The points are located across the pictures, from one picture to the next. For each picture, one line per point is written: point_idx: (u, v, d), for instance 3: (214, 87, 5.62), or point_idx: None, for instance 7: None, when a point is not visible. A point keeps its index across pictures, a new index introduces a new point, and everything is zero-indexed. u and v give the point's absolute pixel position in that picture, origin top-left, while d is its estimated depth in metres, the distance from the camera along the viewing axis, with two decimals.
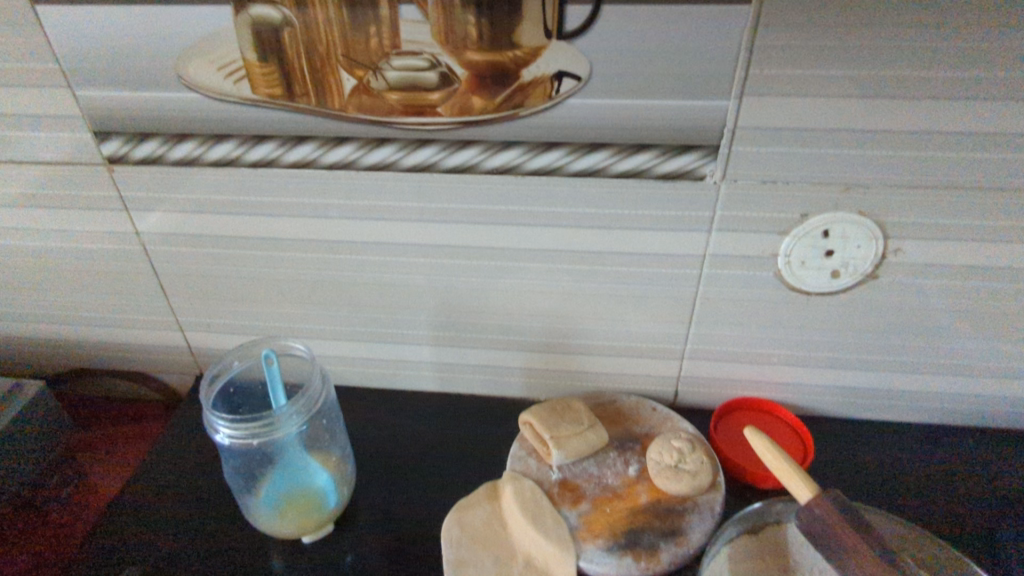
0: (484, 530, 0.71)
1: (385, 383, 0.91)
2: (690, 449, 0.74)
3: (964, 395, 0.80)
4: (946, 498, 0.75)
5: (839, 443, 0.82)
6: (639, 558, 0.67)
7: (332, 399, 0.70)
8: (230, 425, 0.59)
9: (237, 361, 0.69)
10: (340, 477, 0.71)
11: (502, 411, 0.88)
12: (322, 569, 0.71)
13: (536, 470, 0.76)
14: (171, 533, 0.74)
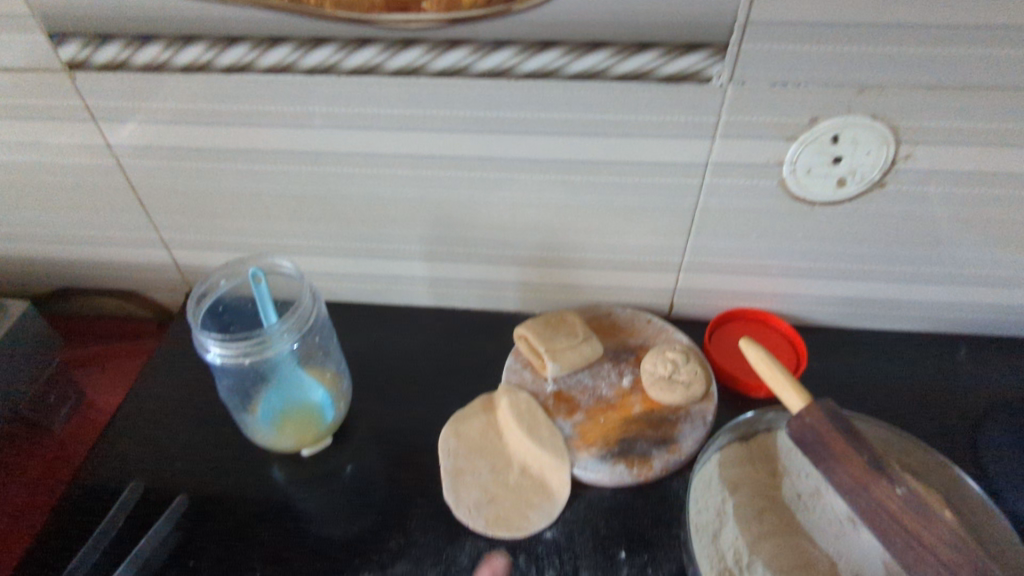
0: (481, 440, 0.73)
1: (378, 298, 0.90)
2: (684, 359, 0.74)
3: (960, 304, 0.79)
4: (933, 404, 0.76)
5: (831, 352, 0.83)
6: (631, 465, 0.69)
7: (325, 317, 0.70)
8: (222, 343, 0.59)
9: (224, 281, 0.67)
10: (337, 393, 0.71)
11: (497, 325, 0.88)
12: (325, 478, 0.73)
13: (532, 383, 0.77)
14: (174, 448, 0.76)
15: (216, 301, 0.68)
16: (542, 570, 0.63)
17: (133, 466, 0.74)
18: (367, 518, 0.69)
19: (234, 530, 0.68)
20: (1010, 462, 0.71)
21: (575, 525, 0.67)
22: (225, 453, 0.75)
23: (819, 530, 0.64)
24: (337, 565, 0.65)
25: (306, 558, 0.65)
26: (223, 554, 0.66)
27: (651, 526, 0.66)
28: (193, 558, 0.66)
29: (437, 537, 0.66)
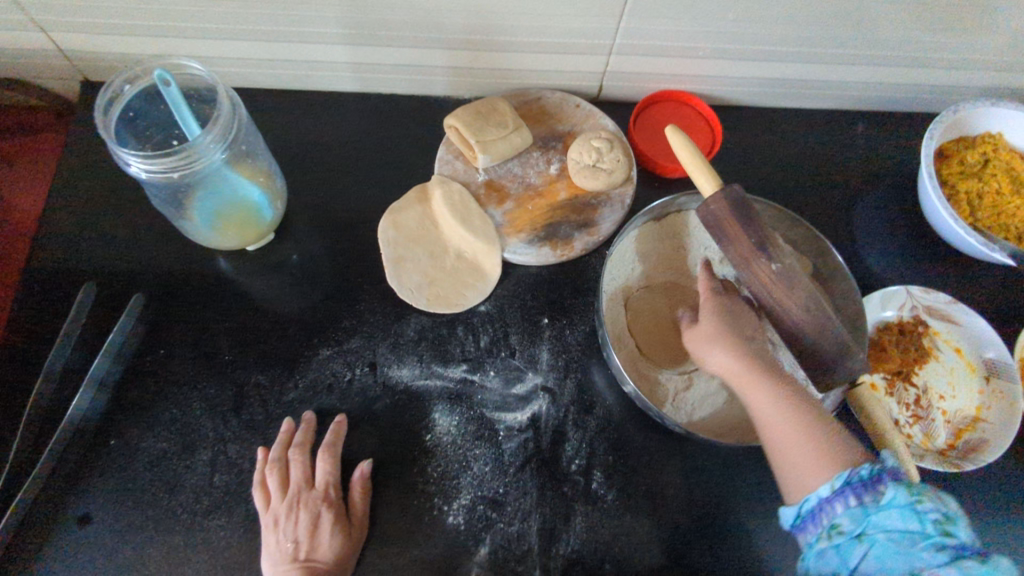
0: (417, 229, 0.78)
1: (297, 84, 0.84)
2: (608, 147, 0.78)
3: (869, 83, 0.83)
4: (824, 180, 0.85)
5: (746, 132, 0.87)
6: (555, 248, 0.77)
7: (247, 118, 0.67)
8: (143, 161, 0.58)
9: (129, 86, 0.62)
10: (273, 193, 0.73)
11: (426, 111, 0.86)
12: (273, 269, 0.78)
13: (464, 174, 0.80)
14: (114, 249, 0.77)
15: (125, 107, 0.64)
16: (478, 336, 0.74)
17: (77, 269, 0.76)
18: (319, 302, 0.76)
19: (195, 319, 0.74)
20: (874, 230, 0.83)
21: (505, 298, 0.76)
22: (169, 250, 0.78)
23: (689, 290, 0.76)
24: (298, 343, 0.73)
25: (267, 339, 0.74)
26: (190, 341, 0.73)
27: (570, 296, 0.77)
28: (162, 345, 0.73)
29: (384, 315, 0.75)
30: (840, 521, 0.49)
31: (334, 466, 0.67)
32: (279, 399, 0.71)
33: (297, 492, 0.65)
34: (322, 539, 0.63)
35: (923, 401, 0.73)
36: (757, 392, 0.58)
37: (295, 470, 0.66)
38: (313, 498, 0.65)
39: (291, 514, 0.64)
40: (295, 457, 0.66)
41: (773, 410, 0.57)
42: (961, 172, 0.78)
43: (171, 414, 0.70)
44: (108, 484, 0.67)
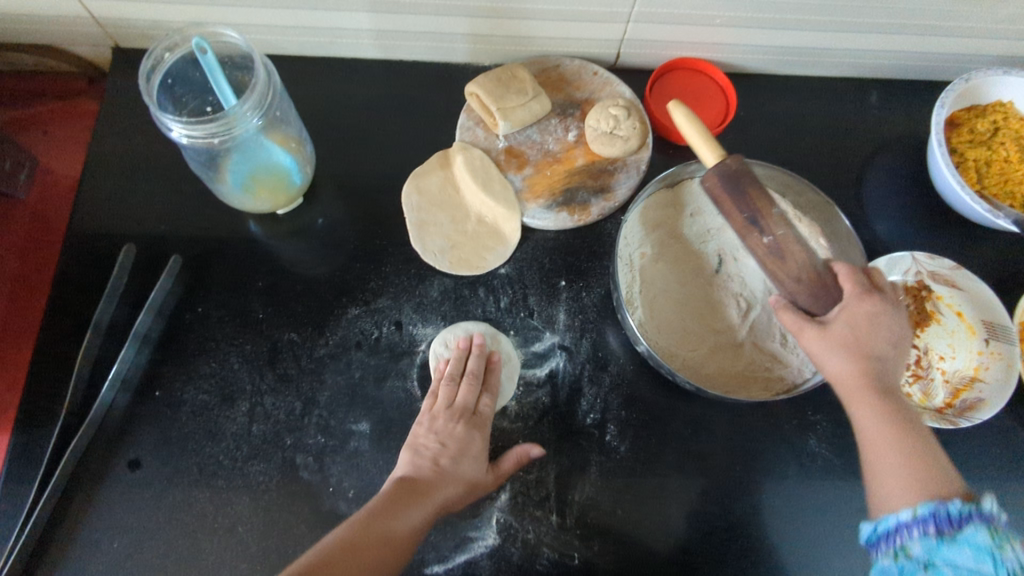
0: (439, 194, 0.81)
1: (321, 51, 0.86)
2: (626, 115, 0.80)
3: (885, 51, 0.84)
4: (837, 148, 0.87)
5: (761, 99, 0.89)
6: (573, 213, 0.80)
7: (281, 86, 0.70)
8: (185, 127, 0.61)
9: (169, 54, 0.65)
10: (303, 159, 0.76)
11: (447, 77, 0.88)
12: (301, 232, 0.81)
13: (484, 140, 0.83)
14: (149, 212, 0.80)
15: (165, 74, 0.67)
16: (498, 297, 0.78)
17: (117, 231, 0.79)
18: (345, 264, 0.79)
19: (229, 280, 0.78)
20: (883, 196, 0.85)
21: (524, 262, 0.79)
22: (202, 213, 0.81)
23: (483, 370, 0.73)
24: (327, 302, 0.77)
25: (297, 298, 0.77)
26: (226, 300, 0.77)
27: (587, 260, 0.80)
28: (199, 302, 0.77)
29: (407, 275, 0.79)
30: (914, 550, 0.52)
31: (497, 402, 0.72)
32: (310, 354, 0.75)
33: (462, 409, 0.70)
34: (473, 462, 0.67)
35: (923, 361, 0.76)
36: (868, 404, 0.61)
37: (464, 395, 0.70)
38: (472, 417, 0.70)
39: (450, 423, 0.69)
40: (445, 384, 0.71)
41: (900, 458, 0.58)
42: (970, 140, 0.79)
43: (210, 367, 0.74)
44: (155, 431, 0.72)
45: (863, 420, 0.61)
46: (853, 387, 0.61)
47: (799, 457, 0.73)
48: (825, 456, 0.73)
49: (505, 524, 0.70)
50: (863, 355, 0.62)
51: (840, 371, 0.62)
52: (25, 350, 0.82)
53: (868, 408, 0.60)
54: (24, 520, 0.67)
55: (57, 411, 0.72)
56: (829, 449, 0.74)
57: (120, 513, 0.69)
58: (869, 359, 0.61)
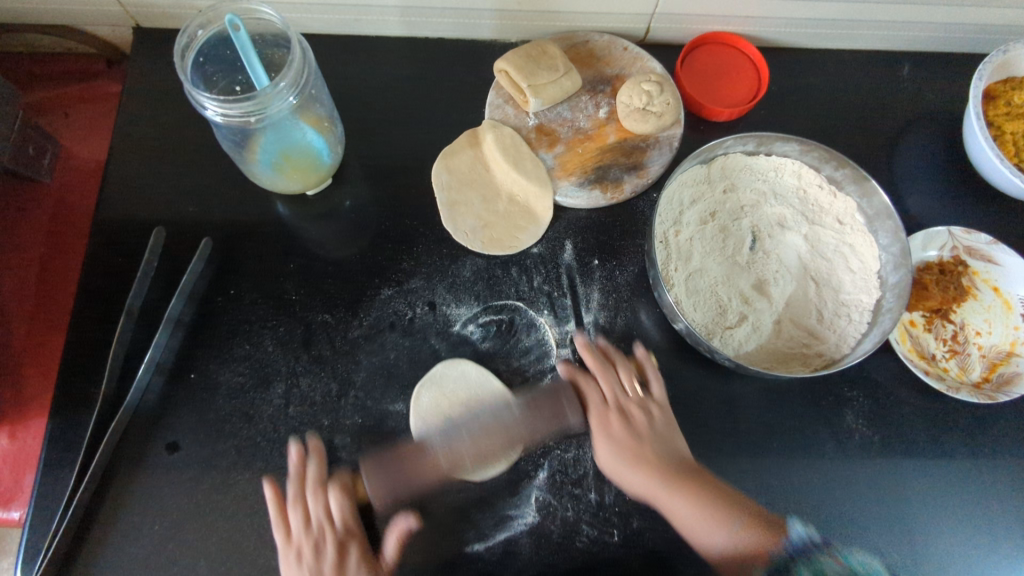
0: (469, 174, 0.81)
1: (345, 29, 0.85)
2: (658, 90, 0.78)
3: (919, 24, 0.83)
4: (869, 123, 0.86)
5: (792, 72, 0.87)
6: (605, 191, 0.79)
7: (315, 64, 0.68)
8: (221, 107, 0.60)
9: (201, 31, 0.64)
10: (333, 139, 0.75)
11: (474, 54, 0.87)
12: (330, 213, 0.80)
13: (514, 118, 0.82)
14: (177, 195, 0.79)
15: (197, 52, 0.66)
16: (531, 276, 0.77)
17: (146, 215, 0.79)
18: (376, 245, 0.79)
19: (259, 263, 0.77)
20: (917, 171, 0.84)
21: (558, 241, 0.79)
22: (230, 195, 0.80)
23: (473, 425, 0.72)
24: (359, 284, 0.77)
25: (330, 280, 0.77)
26: (258, 283, 0.77)
27: (620, 238, 0.79)
28: (231, 286, 0.76)
29: (439, 256, 0.78)
30: None
31: (346, 498, 0.68)
32: (345, 336, 0.75)
33: (319, 530, 0.66)
34: (348, 569, 0.64)
35: (960, 337, 0.76)
36: (669, 491, 0.66)
37: (316, 511, 0.67)
38: (337, 536, 0.66)
39: (314, 551, 0.65)
40: (295, 506, 0.67)
41: (689, 514, 0.64)
42: (1008, 113, 0.78)
43: (245, 350, 0.74)
44: (192, 415, 0.72)
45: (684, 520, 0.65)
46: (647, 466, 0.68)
47: (837, 433, 0.73)
48: (862, 431, 0.73)
49: (544, 502, 0.70)
50: (649, 462, 0.68)
51: (627, 479, 0.68)
52: (58, 334, 0.82)
53: (672, 494, 0.66)
54: (65, 504, 0.67)
55: (93, 395, 0.72)
56: (866, 425, 0.73)
57: (160, 496, 0.69)
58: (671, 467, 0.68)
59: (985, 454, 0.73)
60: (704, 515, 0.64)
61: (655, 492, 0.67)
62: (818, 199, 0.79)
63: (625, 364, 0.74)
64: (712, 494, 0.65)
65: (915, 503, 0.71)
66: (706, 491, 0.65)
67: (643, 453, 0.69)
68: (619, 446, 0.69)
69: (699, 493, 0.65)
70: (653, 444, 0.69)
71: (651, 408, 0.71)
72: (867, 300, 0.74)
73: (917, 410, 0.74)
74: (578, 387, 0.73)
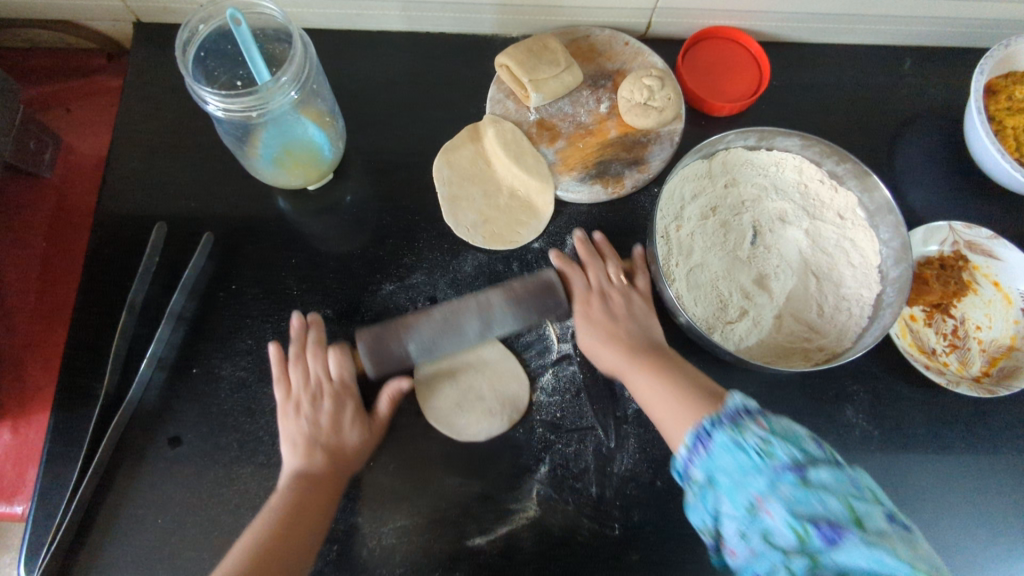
0: (470, 169, 0.81)
1: (346, 24, 0.85)
2: (660, 85, 0.78)
3: (920, 18, 0.83)
4: (870, 117, 0.86)
5: (794, 67, 0.87)
6: (606, 185, 0.79)
7: (316, 59, 0.68)
8: (221, 101, 0.60)
9: (203, 26, 0.64)
10: (334, 134, 0.75)
11: (475, 49, 0.87)
12: (331, 208, 0.81)
13: (515, 113, 0.82)
14: (178, 190, 0.79)
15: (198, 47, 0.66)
16: (532, 271, 0.77)
17: (146, 210, 0.79)
18: (378, 240, 0.79)
19: (260, 259, 0.77)
20: (918, 165, 0.84)
21: (559, 236, 0.79)
22: (231, 190, 0.80)
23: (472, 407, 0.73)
24: (361, 279, 0.77)
25: (331, 275, 0.77)
26: (259, 279, 0.77)
27: (621, 233, 0.79)
28: (232, 281, 0.76)
29: (440, 251, 0.78)
30: (777, 449, 0.48)
31: (344, 360, 0.71)
32: (347, 331, 0.75)
33: (317, 383, 0.69)
34: (343, 425, 0.68)
35: (960, 331, 0.76)
36: (639, 368, 0.67)
37: (315, 367, 0.70)
38: (334, 389, 0.69)
39: (310, 403, 0.68)
40: (296, 368, 0.70)
41: (647, 383, 0.65)
42: (1009, 108, 0.78)
43: (247, 345, 0.74)
44: (194, 410, 0.72)
45: (641, 390, 0.65)
46: (616, 343, 0.70)
47: (837, 427, 0.73)
48: (862, 426, 0.74)
49: (545, 496, 0.70)
50: (628, 345, 0.69)
51: (602, 350, 0.70)
52: (60, 330, 0.82)
53: (637, 370, 0.67)
54: (68, 498, 0.67)
55: (96, 389, 0.72)
56: (866, 420, 0.74)
57: (163, 489, 0.70)
58: (647, 352, 0.68)
59: (985, 448, 0.73)
60: (668, 383, 0.63)
61: (624, 363, 0.68)
62: (820, 193, 0.79)
63: (614, 258, 0.76)
64: (683, 372, 0.65)
65: (915, 496, 0.71)
66: (672, 371, 0.65)
67: (620, 334, 0.70)
68: (597, 325, 0.71)
69: (666, 370, 0.65)
70: (630, 325, 0.71)
71: (633, 298, 0.74)
72: (868, 294, 0.75)
73: (917, 404, 0.74)
74: (566, 275, 0.75)
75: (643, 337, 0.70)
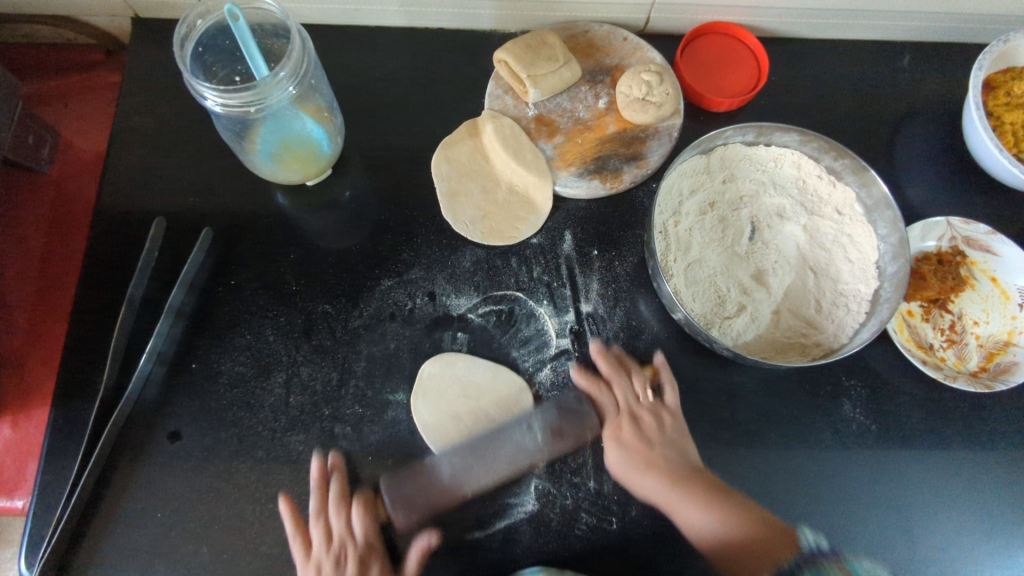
0: (469, 164, 0.81)
1: (344, 19, 0.85)
2: (658, 81, 0.78)
3: (919, 13, 0.83)
4: (869, 113, 0.86)
5: (792, 62, 0.87)
6: (605, 181, 0.79)
7: (315, 55, 0.69)
8: (220, 96, 0.60)
9: (201, 21, 0.64)
10: (333, 130, 0.75)
11: (473, 44, 0.87)
12: (330, 203, 0.81)
13: (514, 108, 0.82)
14: (177, 186, 0.80)
15: (197, 43, 0.66)
16: (531, 267, 0.78)
17: (145, 206, 0.79)
18: (376, 235, 0.79)
19: (259, 254, 0.78)
20: (917, 160, 0.84)
21: (557, 232, 0.79)
22: (230, 186, 0.80)
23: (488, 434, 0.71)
24: (359, 274, 0.77)
25: (330, 270, 0.77)
26: (258, 274, 0.77)
27: (619, 228, 0.79)
28: (231, 277, 0.77)
29: (439, 247, 0.78)
30: None
31: (368, 519, 0.67)
32: (346, 326, 0.75)
33: (339, 544, 0.65)
34: None
35: (958, 327, 0.76)
36: (677, 499, 0.65)
37: (337, 525, 0.66)
38: (357, 550, 0.65)
39: (333, 566, 0.64)
40: (316, 526, 0.66)
41: (694, 514, 0.63)
42: (1008, 104, 0.78)
43: (246, 340, 0.74)
44: (193, 405, 0.72)
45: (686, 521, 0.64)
46: (656, 474, 0.67)
47: (835, 422, 0.74)
48: (860, 421, 0.74)
49: (544, 491, 0.71)
50: (659, 462, 0.67)
51: (640, 479, 0.67)
52: (59, 325, 0.82)
53: (678, 497, 0.65)
54: (68, 493, 0.68)
55: (96, 384, 0.72)
56: (864, 415, 0.74)
57: (163, 484, 0.70)
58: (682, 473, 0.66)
59: (982, 442, 0.73)
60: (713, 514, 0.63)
61: (668, 495, 0.65)
62: (818, 189, 0.79)
63: (640, 373, 0.73)
64: (724, 499, 0.64)
65: (912, 490, 0.72)
66: (711, 493, 0.64)
67: (657, 456, 0.68)
68: (630, 449, 0.69)
69: (710, 494, 0.64)
70: (662, 447, 0.68)
71: (663, 415, 0.71)
72: (866, 290, 0.75)
73: (915, 399, 0.74)
74: (591, 394, 0.73)
75: (680, 459, 0.68)
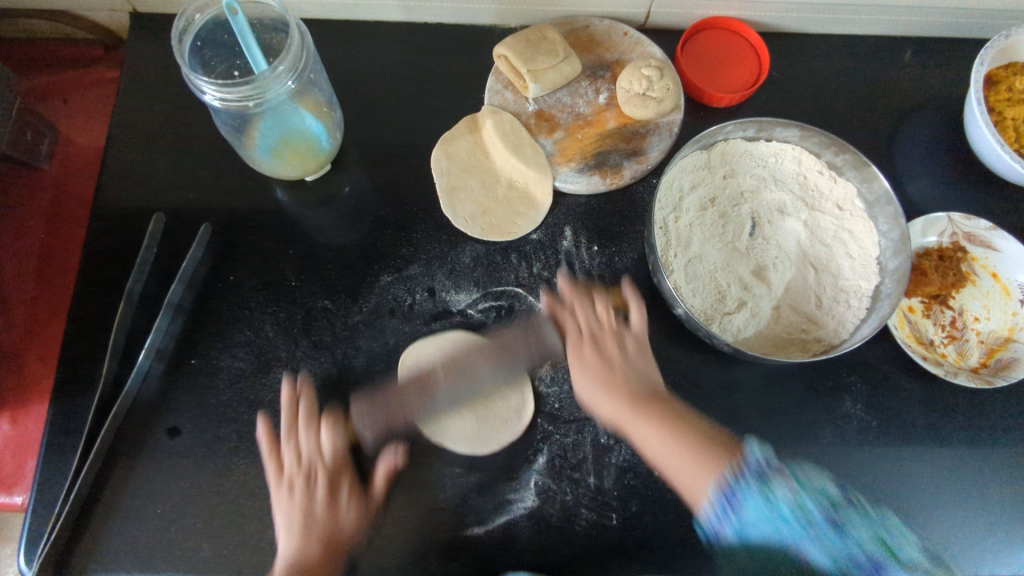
0: (468, 159, 0.81)
1: (344, 14, 0.85)
2: (659, 75, 0.78)
3: (920, 8, 0.82)
4: (870, 108, 0.85)
5: (794, 57, 0.87)
6: (605, 176, 0.79)
7: (314, 49, 0.68)
8: (218, 91, 0.60)
9: (199, 15, 0.64)
10: (332, 125, 0.75)
11: (473, 39, 0.86)
12: (330, 199, 0.80)
13: (514, 103, 0.82)
14: (175, 181, 0.79)
15: (195, 36, 0.66)
16: (531, 262, 0.77)
17: (144, 201, 0.79)
18: (376, 231, 0.79)
19: (258, 250, 0.77)
20: (918, 156, 0.84)
21: (557, 227, 0.79)
22: (228, 181, 0.80)
23: (489, 406, 0.73)
24: (359, 270, 0.77)
25: (329, 266, 0.77)
26: (257, 270, 0.77)
27: (619, 224, 0.79)
28: (231, 272, 0.76)
29: (439, 242, 0.78)
30: (808, 504, 0.56)
31: (335, 432, 0.71)
32: (346, 322, 0.75)
33: (308, 463, 0.69)
34: (340, 504, 0.68)
35: (959, 323, 0.76)
36: (644, 433, 0.66)
37: (305, 443, 0.70)
38: (327, 466, 0.69)
39: (303, 483, 0.68)
40: (286, 450, 0.69)
41: (657, 440, 0.65)
42: (1009, 99, 0.78)
43: (245, 336, 0.74)
44: (193, 400, 0.72)
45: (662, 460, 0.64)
46: (623, 399, 0.68)
47: (835, 418, 0.73)
48: (860, 416, 0.74)
49: (543, 486, 0.71)
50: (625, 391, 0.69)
51: (604, 398, 0.69)
52: (58, 321, 0.82)
53: (639, 423, 0.67)
54: (68, 488, 0.68)
55: (95, 380, 0.72)
56: (864, 411, 0.74)
57: (162, 479, 0.70)
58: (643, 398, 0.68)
59: (982, 438, 0.73)
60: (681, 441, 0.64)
61: (634, 424, 0.67)
62: (819, 184, 0.79)
63: (602, 296, 0.76)
64: (688, 424, 0.66)
65: (912, 486, 0.72)
66: (672, 419, 0.66)
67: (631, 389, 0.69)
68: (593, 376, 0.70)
69: (676, 424, 0.66)
70: (624, 368, 0.71)
71: (625, 337, 0.73)
72: (867, 285, 0.74)
73: (915, 395, 0.74)
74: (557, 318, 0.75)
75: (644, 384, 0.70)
